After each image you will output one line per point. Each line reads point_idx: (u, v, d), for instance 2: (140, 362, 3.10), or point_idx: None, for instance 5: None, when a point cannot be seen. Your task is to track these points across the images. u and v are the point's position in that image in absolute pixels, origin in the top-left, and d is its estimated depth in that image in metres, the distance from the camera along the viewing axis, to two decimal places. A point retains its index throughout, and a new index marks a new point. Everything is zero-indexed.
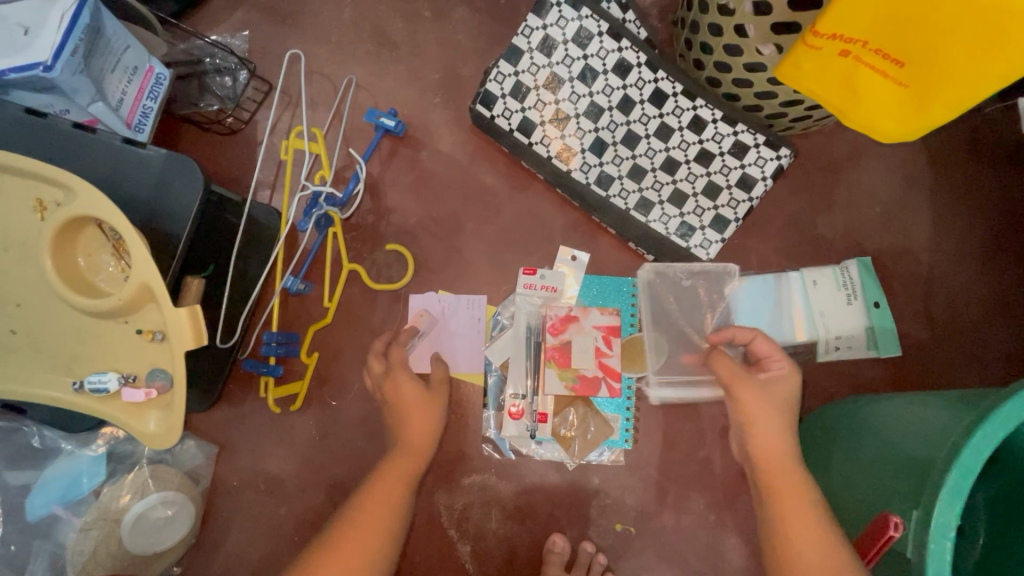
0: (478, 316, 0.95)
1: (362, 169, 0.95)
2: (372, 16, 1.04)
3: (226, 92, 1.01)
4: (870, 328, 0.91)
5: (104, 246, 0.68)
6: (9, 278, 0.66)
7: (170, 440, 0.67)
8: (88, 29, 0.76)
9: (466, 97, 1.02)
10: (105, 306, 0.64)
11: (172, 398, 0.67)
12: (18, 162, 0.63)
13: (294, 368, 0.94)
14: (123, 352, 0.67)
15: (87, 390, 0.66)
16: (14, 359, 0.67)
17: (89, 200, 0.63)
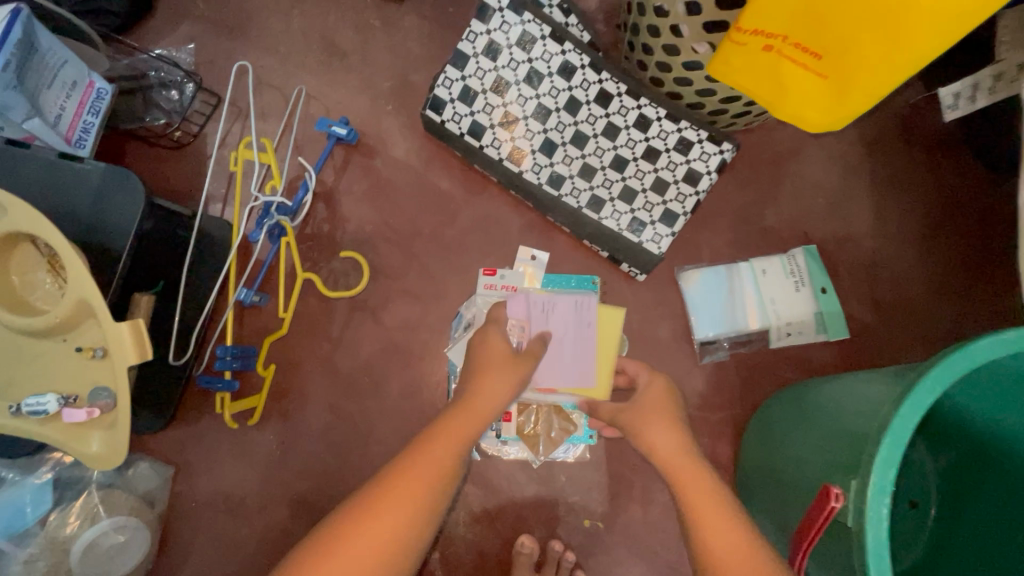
0: (586, 319, 0.87)
1: (311, 178, 0.91)
2: (321, 27, 1.05)
3: (173, 106, 1.00)
4: (819, 313, 0.95)
5: (39, 263, 0.66)
6: None
7: (114, 461, 0.64)
8: (21, 44, 0.76)
9: (418, 104, 1.03)
10: (42, 324, 0.62)
11: (116, 417, 0.64)
12: None
13: (252, 382, 0.92)
14: (64, 372, 0.65)
15: (24, 413, 0.63)
16: None
17: (19, 215, 0.61)
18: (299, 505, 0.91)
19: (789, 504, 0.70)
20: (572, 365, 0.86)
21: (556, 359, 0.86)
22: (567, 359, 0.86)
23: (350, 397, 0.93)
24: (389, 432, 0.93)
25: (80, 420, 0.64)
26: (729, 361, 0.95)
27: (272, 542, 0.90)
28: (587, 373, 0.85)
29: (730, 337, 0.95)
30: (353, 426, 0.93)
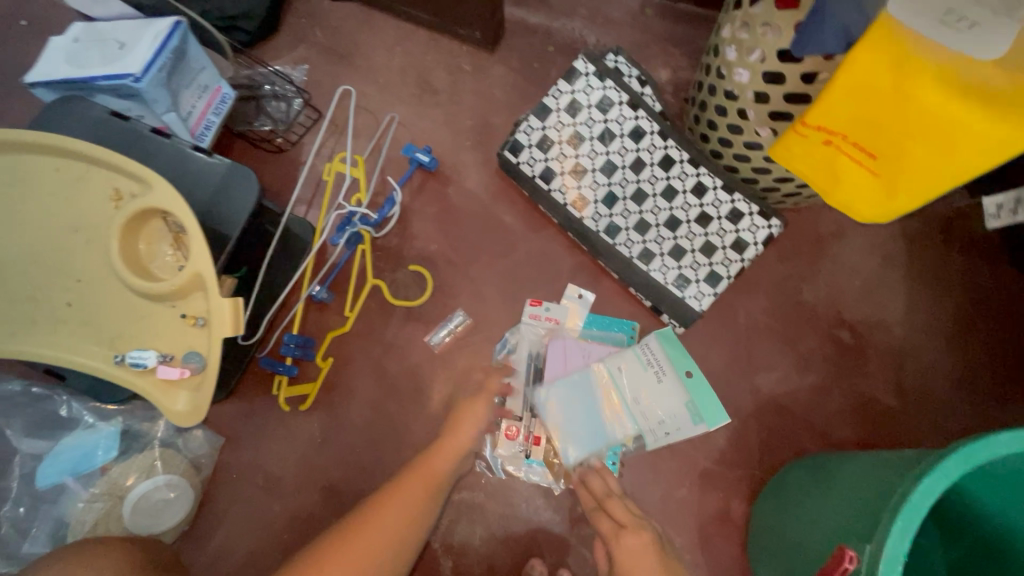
0: (624, 372, 0.98)
1: (397, 194, 1.05)
2: (419, 66, 1.18)
3: (280, 116, 1.12)
4: (689, 401, 0.96)
5: (164, 237, 0.75)
6: (74, 257, 0.74)
7: (195, 420, 0.73)
8: (176, 51, 0.90)
9: (495, 144, 1.14)
10: (159, 290, 0.71)
11: (203, 380, 0.73)
12: (109, 158, 0.72)
13: (307, 371, 1.00)
14: (163, 334, 0.74)
15: (126, 363, 0.72)
16: (65, 330, 0.74)
17: (162, 194, 0.71)
18: (330, 494, 0.96)
19: (797, 567, 0.73)
20: (616, 417, 0.97)
21: (598, 408, 0.97)
22: (611, 409, 0.97)
23: (392, 398, 1.00)
24: (423, 437, 0.99)
25: (169, 378, 0.73)
26: (751, 423, 1.00)
27: (299, 524, 0.95)
28: (628, 422, 0.97)
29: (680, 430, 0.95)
30: (390, 428, 0.99)
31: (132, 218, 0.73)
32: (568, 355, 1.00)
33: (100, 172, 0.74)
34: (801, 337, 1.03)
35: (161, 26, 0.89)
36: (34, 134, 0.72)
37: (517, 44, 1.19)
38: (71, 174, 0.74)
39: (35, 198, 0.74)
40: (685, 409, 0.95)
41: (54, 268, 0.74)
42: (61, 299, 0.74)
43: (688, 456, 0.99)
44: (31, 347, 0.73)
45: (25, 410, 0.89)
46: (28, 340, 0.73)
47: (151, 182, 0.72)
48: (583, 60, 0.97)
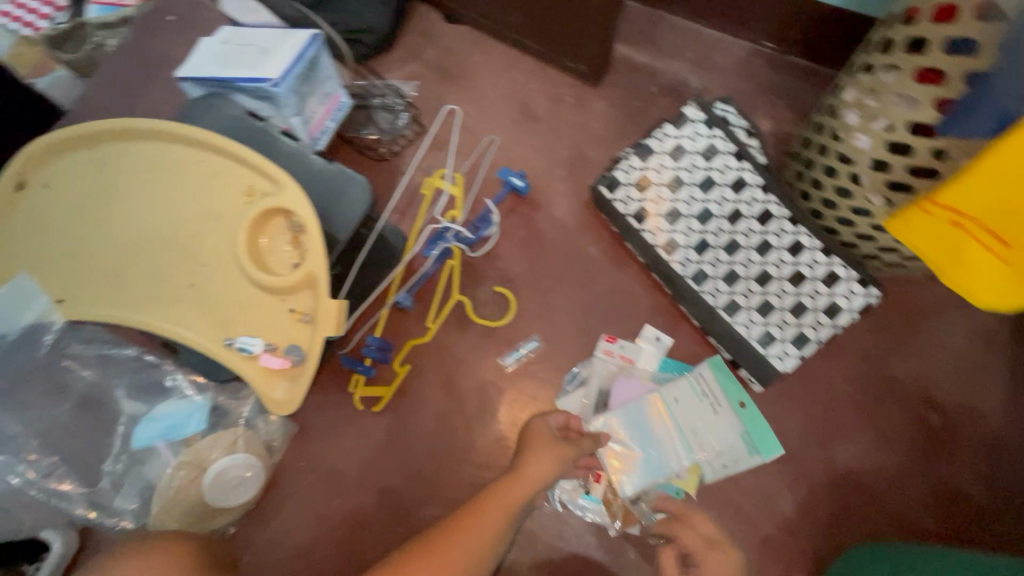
0: (683, 404, 0.98)
1: (495, 216, 1.08)
2: (522, 93, 1.22)
3: (386, 126, 1.17)
4: (744, 432, 0.96)
5: (283, 234, 0.80)
6: (202, 242, 0.80)
7: (290, 409, 0.78)
8: (309, 61, 0.97)
9: (587, 176, 1.16)
10: (276, 283, 0.76)
11: (302, 372, 0.78)
12: (250, 157, 0.78)
13: (382, 374, 1.03)
14: (270, 324, 0.78)
15: (235, 347, 0.78)
16: (182, 307, 0.79)
17: (294, 196, 0.77)
18: (388, 496, 0.99)
19: None
20: (675, 452, 0.96)
21: (656, 442, 0.97)
22: (669, 444, 0.96)
23: (458, 413, 1.02)
24: (484, 455, 1.00)
25: (271, 366, 0.78)
26: (821, 496, 0.96)
27: (355, 521, 0.98)
28: (686, 457, 0.96)
29: (736, 462, 0.95)
30: (453, 441, 1.01)
31: (261, 214, 0.78)
32: (628, 389, 1.01)
33: (238, 168, 0.80)
34: (885, 413, 0.98)
35: (300, 37, 0.96)
36: (190, 128, 0.79)
37: (620, 80, 1.22)
38: (213, 167, 0.81)
39: (179, 185, 0.81)
40: (741, 440, 0.96)
41: (185, 251, 0.80)
42: (184, 280, 0.79)
43: (751, 519, 0.95)
44: (152, 319, 0.79)
45: (126, 371, 0.94)
46: (148, 313, 0.79)
47: (284, 183, 0.77)
48: (693, 106, 0.98)
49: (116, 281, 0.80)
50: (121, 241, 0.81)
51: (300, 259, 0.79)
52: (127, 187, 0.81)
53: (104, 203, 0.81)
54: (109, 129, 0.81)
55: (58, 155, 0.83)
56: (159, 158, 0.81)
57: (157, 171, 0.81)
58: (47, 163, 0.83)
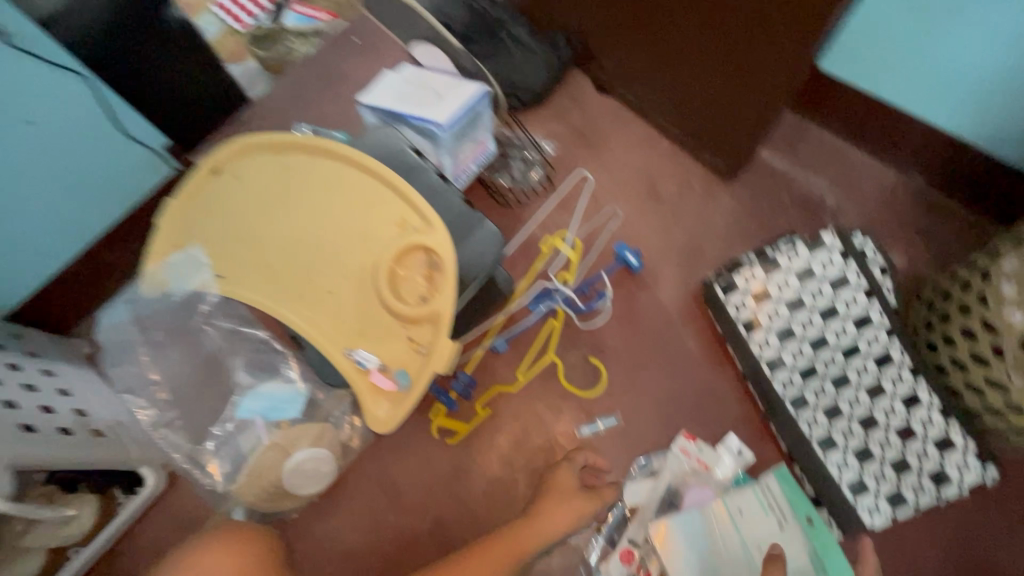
0: (750, 520, 0.91)
1: (608, 293, 1.10)
2: (654, 173, 1.26)
3: (519, 177, 1.24)
4: (815, 556, 0.88)
5: (418, 267, 0.87)
6: (350, 258, 0.89)
7: (386, 429, 0.83)
8: (473, 111, 1.06)
9: (700, 267, 1.16)
10: (405, 312, 0.84)
11: (405, 398, 0.84)
12: (411, 195, 0.87)
13: (462, 410, 1.07)
14: (389, 347, 0.86)
15: (354, 359, 0.85)
16: (319, 312, 0.88)
17: (441, 239, 0.85)
18: (439, 527, 1.03)
19: None
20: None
21: (721, 563, 0.89)
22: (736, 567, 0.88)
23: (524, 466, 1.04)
24: None
25: (379, 384, 0.85)
26: None
27: (404, 542, 1.02)
28: None
29: None
30: (512, 493, 1.03)
31: (408, 248, 0.87)
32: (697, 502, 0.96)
33: (398, 202, 0.89)
34: None
35: (471, 89, 1.06)
36: (369, 159, 0.89)
37: (754, 181, 1.22)
38: (377, 195, 0.90)
39: (345, 204, 0.91)
40: (812, 565, 0.87)
41: (334, 263, 0.89)
42: (326, 288, 0.89)
43: None
44: (291, 315, 0.89)
45: (244, 347, 1.02)
46: (291, 309, 0.89)
47: (435, 226, 0.85)
48: (832, 234, 0.98)
49: (270, 275, 0.91)
50: (284, 240, 0.92)
51: (427, 294, 0.86)
52: (301, 196, 0.92)
53: (278, 205, 0.93)
54: (300, 144, 0.93)
55: (251, 154, 0.95)
56: (334, 177, 0.92)
57: (329, 187, 0.92)
58: (239, 158, 0.95)
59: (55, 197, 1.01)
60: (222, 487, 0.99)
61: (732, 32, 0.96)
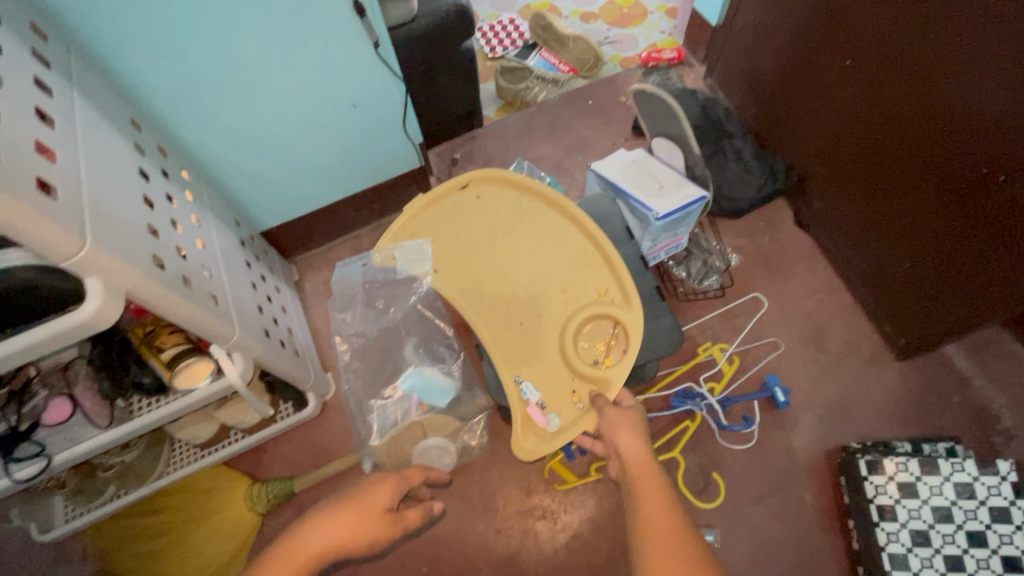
0: None
1: (755, 423, 1.15)
2: (825, 321, 1.28)
3: (694, 275, 1.33)
4: None
5: (601, 334, 1.00)
6: (548, 303, 1.03)
7: (525, 458, 0.94)
8: (687, 211, 1.15)
9: (843, 429, 1.16)
10: (580, 369, 0.97)
11: (551, 439, 0.95)
12: (622, 274, 1.02)
13: (575, 465, 1.17)
14: (552, 389, 0.98)
15: (519, 387, 0.97)
16: (504, 334, 1.01)
17: (633, 321, 0.99)
18: (516, 554, 1.11)
19: None
20: None
21: None
22: None
23: (609, 538, 1.11)
24: None
25: (532, 416, 0.96)
26: None
27: (481, 553, 1.12)
28: None
29: None
30: (590, 556, 1.10)
31: (600, 314, 1.01)
32: None
33: (605, 274, 1.04)
34: None
35: (693, 192, 1.15)
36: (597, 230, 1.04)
37: (927, 368, 1.20)
38: (588, 260, 1.05)
39: (558, 254, 1.06)
40: None
41: (532, 299, 1.03)
42: (516, 318, 1.02)
43: None
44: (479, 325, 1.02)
45: (423, 332, 1.19)
46: (482, 322, 1.02)
47: (631, 308, 1.00)
48: (1008, 464, 0.95)
49: (475, 287, 1.05)
50: (498, 264, 1.07)
51: (600, 360, 0.99)
52: (523, 232, 1.08)
53: (504, 234, 1.09)
54: (543, 193, 1.10)
55: (498, 183, 1.12)
56: (558, 229, 1.07)
57: (549, 237, 1.07)
58: (487, 184, 1.13)
59: (334, 159, 1.25)
60: (367, 438, 1.16)
61: (963, 256, 0.99)
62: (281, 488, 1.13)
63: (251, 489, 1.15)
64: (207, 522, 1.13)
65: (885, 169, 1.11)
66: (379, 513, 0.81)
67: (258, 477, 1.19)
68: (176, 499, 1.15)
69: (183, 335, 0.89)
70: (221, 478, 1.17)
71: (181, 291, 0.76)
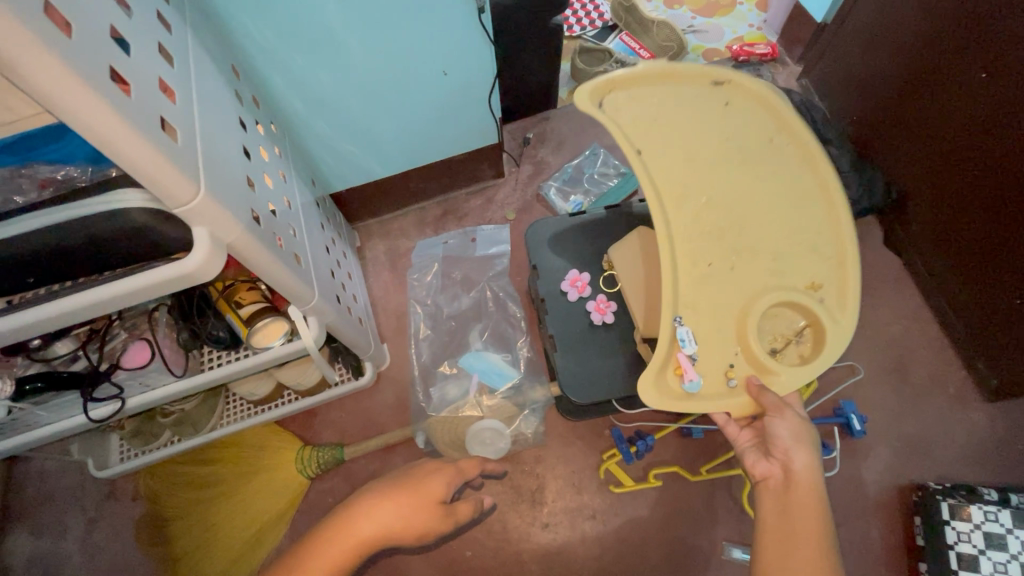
0: None
1: (833, 452, 1.09)
2: (909, 351, 1.20)
3: None
4: None
5: (787, 328, 0.84)
6: (749, 261, 0.84)
7: (647, 400, 0.80)
8: None
9: (919, 467, 1.10)
10: (758, 348, 0.81)
11: (687, 398, 0.81)
12: (850, 278, 0.83)
13: (630, 468, 1.14)
14: (712, 348, 0.82)
15: (676, 329, 0.81)
16: (686, 261, 0.83)
17: (835, 334, 0.82)
18: (563, 552, 1.08)
19: None
20: None
21: None
22: None
23: (660, 548, 1.08)
24: None
25: (677, 365, 0.81)
26: None
27: (525, 546, 1.09)
28: None
29: None
30: (638, 564, 1.07)
31: (800, 305, 0.83)
32: None
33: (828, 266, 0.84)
34: None
35: None
36: (847, 221, 0.84)
37: (1017, 414, 1.13)
38: (818, 244, 0.85)
39: (784, 218, 0.85)
40: None
41: (732, 244, 0.84)
42: (708, 257, 0.83)
43: None
44: (664, 241, 0.83)
45: None
46: (667, 235, 0.83)
47: (840, 319, 0.82)
48: None
49: (672, 198, 0.84)
50: (709, 188, 0.85)
51: (772, 349, 0.84)
52: (754, 174, 0.86)
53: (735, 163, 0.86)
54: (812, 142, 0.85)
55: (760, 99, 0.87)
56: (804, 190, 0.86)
57: (798, 197, 0.85)
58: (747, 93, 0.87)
59: (417, 129, 1.22)
60: (424, 408, 1.18)
61: None
62: (331, 455, 1.12)
63: (301, 452, 1.13)
64: (257, 479, 1.12)
65: (991, 200, 1.04)
66: (431, 505, 0.77)
67: (308, 440, 1.18)
68: (228, 452, 1.16)
69: (261, 293, 0.87)
70: (272, 436, 1.16)
71: (277, 256, 0.74)
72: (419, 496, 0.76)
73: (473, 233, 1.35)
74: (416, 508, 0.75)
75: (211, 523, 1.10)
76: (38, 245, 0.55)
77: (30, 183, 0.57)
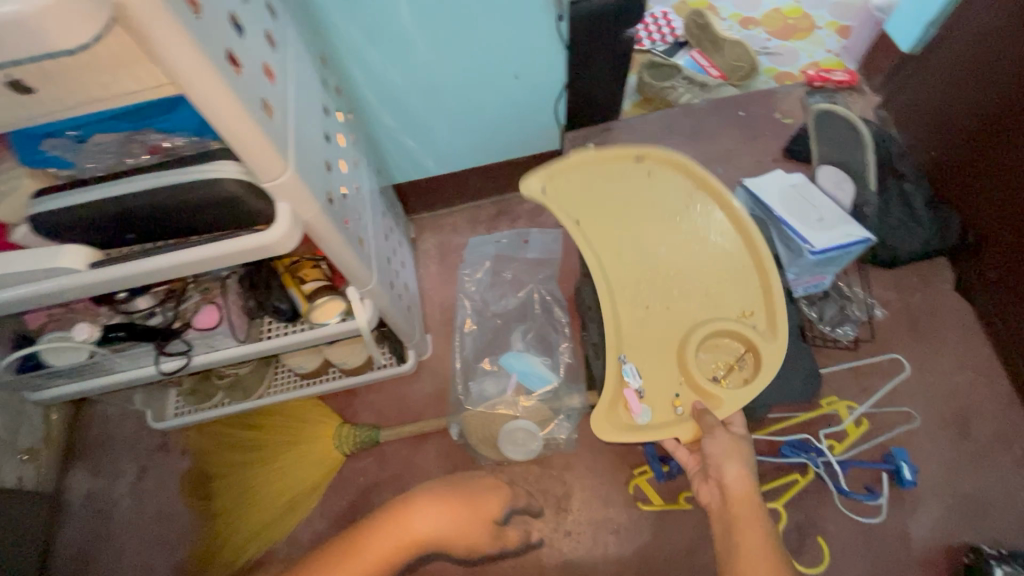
0: None
1: (882, 498, 1.02)
2: (972, 405, 1.14)
3: (829, 321, 1.20)
4: None
5: (726, 354, 0.90)
6: (682, 299, 0.91)
7: (603, 435, 0.83)
8: (846, 251, 1.05)
9: (972, 528, 1.03)
10: (698, 376, 0.85)
11: (640, 429, 0.84)
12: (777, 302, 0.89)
13: (661, 488, 1.12)
14: (656, 380, 0.87)
15: (621, 366, 0.86)
16: (625, 306, 0.91)
17: (771, 354, 0.87)
18: (584, 561, 1.08)
19: None
20: None
21: None
22: None
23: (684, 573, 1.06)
24: None
25: (625, 400, 0.85)
26: None
27: (547, 550, 1.09)
28: None
29: None
30: None
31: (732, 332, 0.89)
32: None
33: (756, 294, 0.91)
34: None
35: (856, 232, 1.04)
36: (769, 255, 0.91)
37: None
38: (745, 278, 0.92)
39: (712, 258, 0.93)
40: None
41: (667, 287, 0.92)
42: (644, 300, 0.91)
43: None
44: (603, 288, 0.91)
45: None
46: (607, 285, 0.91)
47: (771, 340, 0.88)
48: None
49: (608, 254, 0.94)
50: (640, 242, 0.94)
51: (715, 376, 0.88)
52: (682, 223, 0.95)
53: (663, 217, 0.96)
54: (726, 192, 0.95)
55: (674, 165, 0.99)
56: (727, 235, 0.94)
57: (721, 241, 0.94)
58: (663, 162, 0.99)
59: (486, 131, 1.25)
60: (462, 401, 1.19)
61: None
62: (368, 436, 1.15)
63: (339, 429, 1.17)
64: (295, 449, 1.16)
65: None
66: (485, 525, 0.76)
67: (347, 419, 1.23)
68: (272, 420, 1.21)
69: (324, 272, 0.92)
70: (316, 411, 1.21)
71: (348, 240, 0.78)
72: (475, 519, 0.75)
73: (526, 235, 1.36)
74: (470, 524, 0.74)
75: (247, 486, 1.13)
76: (139, 205, 0.61)
77: (141, 148, 0.63)
